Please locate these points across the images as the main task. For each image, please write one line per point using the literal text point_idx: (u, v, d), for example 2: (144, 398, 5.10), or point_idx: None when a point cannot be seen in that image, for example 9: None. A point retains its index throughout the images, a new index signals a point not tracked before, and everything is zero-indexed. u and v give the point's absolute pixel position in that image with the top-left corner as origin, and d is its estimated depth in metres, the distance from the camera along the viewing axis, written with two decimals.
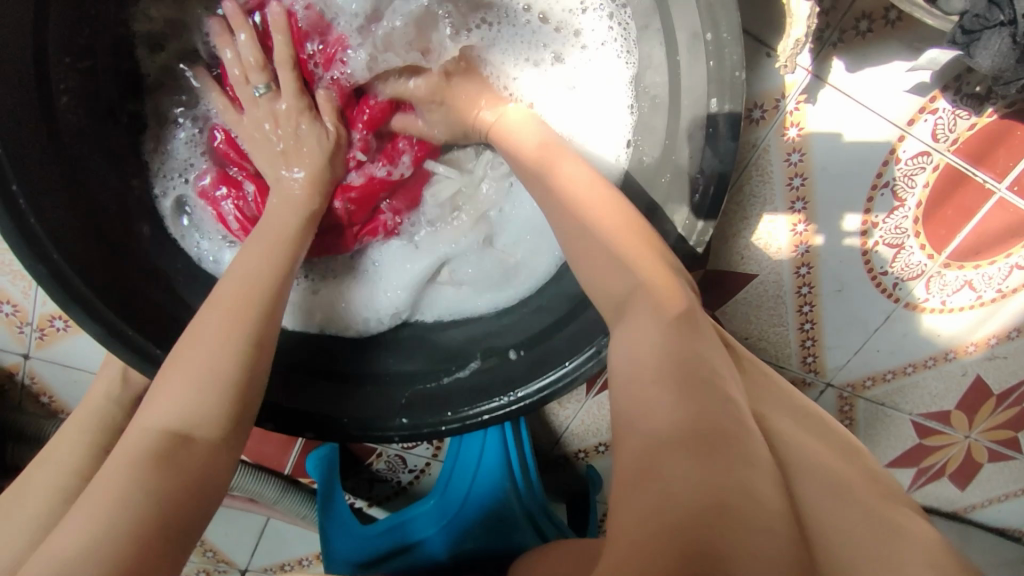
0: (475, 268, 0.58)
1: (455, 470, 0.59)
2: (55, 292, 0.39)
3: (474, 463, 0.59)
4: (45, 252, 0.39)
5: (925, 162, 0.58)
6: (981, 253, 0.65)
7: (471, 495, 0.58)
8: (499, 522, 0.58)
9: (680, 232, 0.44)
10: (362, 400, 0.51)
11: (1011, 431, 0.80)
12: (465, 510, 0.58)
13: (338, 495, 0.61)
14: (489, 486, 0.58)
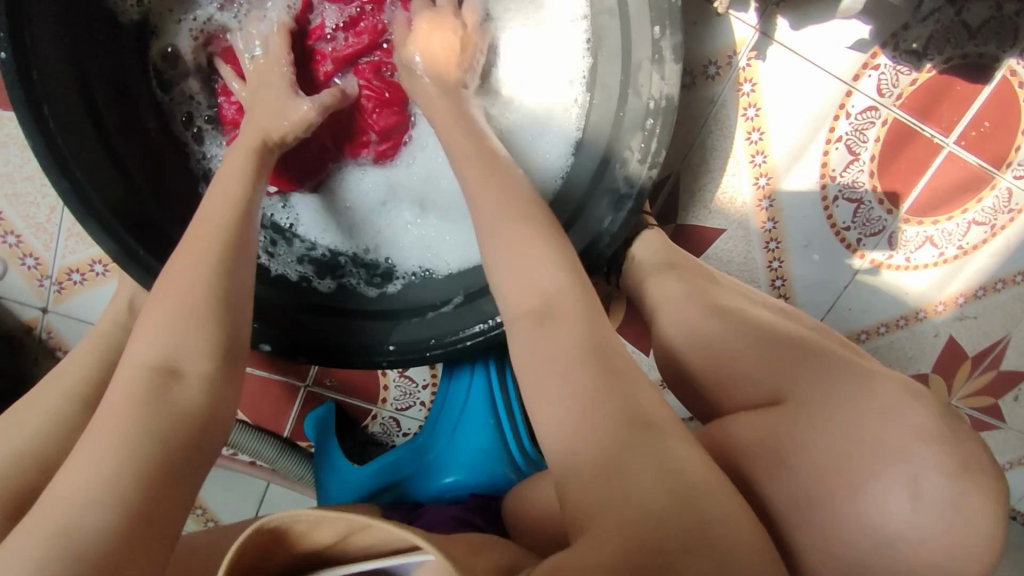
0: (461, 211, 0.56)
1: (443, 410, 0.62)
2: (74, 210, 0.43)
3: (461, 403, 0.61)
4: (70, 172, 0.43)
5: (874, 116, 0.64)
6: (939, 208, 0.69)
7: (461, 428, 0.60)
8: (483, 456, 0.59)
9: (638, 155, 0.48)
10: (349, 334, 0.53)
11: (993, 397, 0.83)
12: (452, 446, 0.60)
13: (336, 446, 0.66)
14: (475, 422, 0.60)
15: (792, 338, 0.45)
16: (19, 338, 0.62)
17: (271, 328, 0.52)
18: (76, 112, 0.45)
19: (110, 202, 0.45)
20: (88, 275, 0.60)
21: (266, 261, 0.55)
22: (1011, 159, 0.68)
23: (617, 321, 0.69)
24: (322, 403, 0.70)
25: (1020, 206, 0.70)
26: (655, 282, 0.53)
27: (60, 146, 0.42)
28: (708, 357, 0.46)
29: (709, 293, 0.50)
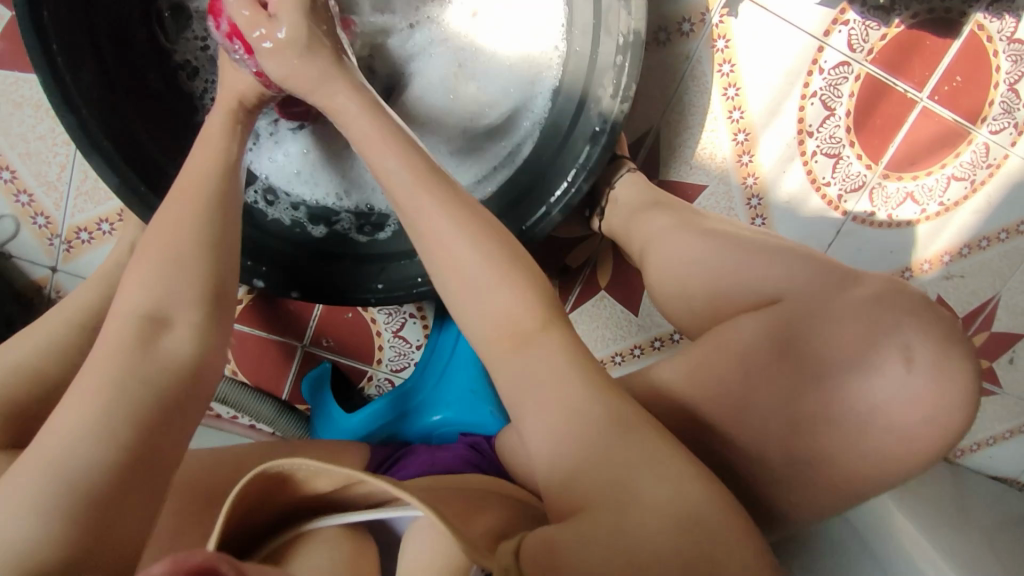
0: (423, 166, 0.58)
1: (431, 356, 0.64)
2: (82, 146, 0.46)
3: (449, 348, 0.63)
4: (76, 108, 0.46)
5: (846, 72, 0.66)
6: (917, 163, 0.71)
7: (449, 371, 0.63)
8: (469, 396, 0.61)
9: (610, 92, 0.51)
10: (340, 276, 0.56)
11: (986, 361, 0.83)
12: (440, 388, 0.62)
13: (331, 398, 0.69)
14: (462, 365, 0.63)
15: (776, 249, 0.46)
16: (29, 298, 0.65)
17: (261, 261, 0.54)
18: (84, 60, 0.48)
19: (116, 144, 0.48)
20: (95, 234, 0.63)
21: (262, 210, 0.58)
22: (986, 114, 0.70)
23: (605, 278, 0.71)
24: (319, 363, 0.72)
25: (998, 161, 0.72)
26: (645, 217, 0.53)
27: (66, 91, 0.45)
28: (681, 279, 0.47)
29: (694, 222, 0.51)
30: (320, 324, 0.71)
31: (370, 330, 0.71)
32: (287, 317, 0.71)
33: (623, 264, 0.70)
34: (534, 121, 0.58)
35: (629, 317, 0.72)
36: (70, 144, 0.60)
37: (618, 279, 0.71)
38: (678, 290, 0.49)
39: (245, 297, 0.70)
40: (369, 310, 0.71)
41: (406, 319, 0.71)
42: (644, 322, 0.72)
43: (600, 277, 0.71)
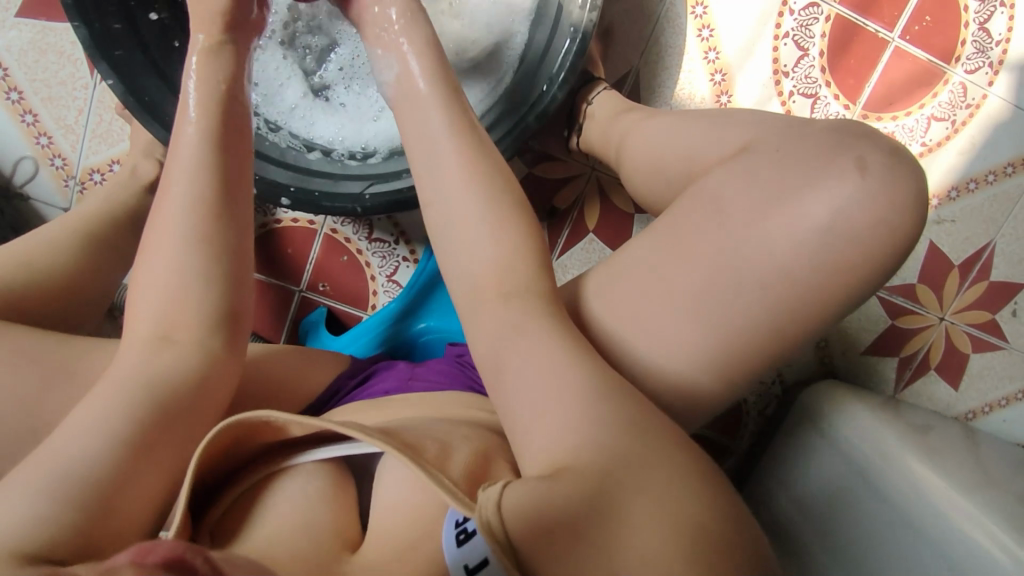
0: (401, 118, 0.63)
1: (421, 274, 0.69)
2: (93, 55, 0.51)
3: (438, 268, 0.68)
4: (89, 21, 0.51)
5: (816, 13, 0.70)
6: (896, 103, 0.72)
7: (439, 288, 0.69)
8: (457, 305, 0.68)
9: (580, 5, 0.56)
10: (328, 187, 0.59)
11: (990, 313, 0.80)
12: (432, 300, 0.68)
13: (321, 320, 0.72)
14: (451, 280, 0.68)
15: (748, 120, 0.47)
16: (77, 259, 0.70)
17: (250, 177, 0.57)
18: None
19: (124, 56, 0.53)
20: (106, 175, 0.67)
21: (263, 136, 0.62)
22: (959, 54, 0.72)
23: (593, 221, 0.72)
24: (316, 308, 0.74)
25: (978, 101, 0.73)
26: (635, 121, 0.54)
27: (82, 5, 0.50)
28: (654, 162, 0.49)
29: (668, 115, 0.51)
30: (317, 269, 0.73)
31: (364, 275, 0.73)
32: (286, 262, 0.73)
33: (608, 207, 0.72)
34: (514, 52, 0.63)
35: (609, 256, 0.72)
36: (88, 88, 0.66)
37: (606, 222, 0.72)
38: (659, 175, 0.49)
39: None
40: (363, 253, 0.73)
41: (399, 263, 0.73)
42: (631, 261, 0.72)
43: (587, 218, 0.72)
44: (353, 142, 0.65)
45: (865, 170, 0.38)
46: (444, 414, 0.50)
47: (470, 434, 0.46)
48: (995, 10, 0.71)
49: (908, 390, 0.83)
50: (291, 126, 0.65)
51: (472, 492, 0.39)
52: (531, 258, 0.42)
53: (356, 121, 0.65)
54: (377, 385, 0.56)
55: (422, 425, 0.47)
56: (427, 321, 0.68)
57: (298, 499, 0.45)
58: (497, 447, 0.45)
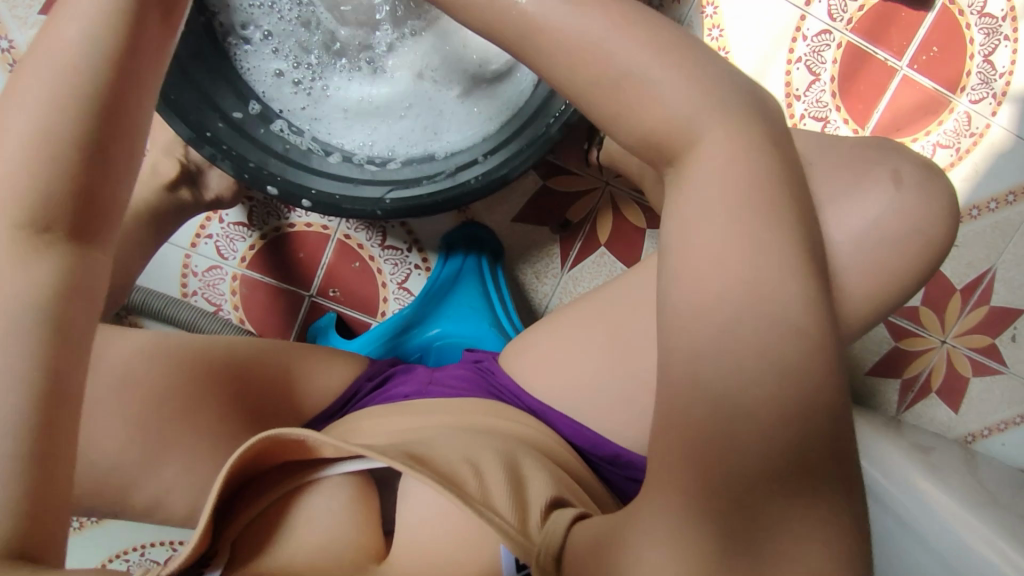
0: (428, 126, 0.65)
1: (438, 281, 0.69)
2: None
3: (453, 275, 0.69)
4: None
5: (828, 39, 0.72)
6: (902, 129, 0.74)
7: (454, 294, 0.69)
8: (472, 310, 0.68)
9: None
10: (349, 191, 0.59)
11: (990, 337, 0.82)
12: (447, 305, 0.68)
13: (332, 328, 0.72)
14: (467, 286, 0.69)
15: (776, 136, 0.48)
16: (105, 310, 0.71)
17: (273, 179, 0.57)
18: None
19: None
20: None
21: (284, 138, 0.63)
22: (964, 84, 0.74)
23: (605, 235, 0.73)
24: (325, 314, 0.74)
25: (981, 130, 0.75)
26: None
27: None
28: None
29: None
30: (329, 274, 0.73)
31: (376, 282, 0.73)
32: (297, 267, 0.73)
33: (620, 222, 0.73)
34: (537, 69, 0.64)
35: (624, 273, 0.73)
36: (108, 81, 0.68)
37: (618, 237, 0.73)
38: None
39: (257, 243, 0.72)
40: (376, 261, 0.73)
41: (411, 270, 0.73)
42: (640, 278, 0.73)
43: (600, 231, 0.73)
44: (374, 149, 0.65)
45: (899, 189, 0.39)
46: (468, 423, 0.51)
47: (491, 448, 0.46)
48: (999, 43, 0.73)
49: (909, 411, 0.84)
50: (313, 132, 0.65)
51: (525, 521, 0.38)
52: (708, 178, 0.35)
53: (380, 127, 0.66)
54: (396, 389, 0.57)
55: (443, 438, 0.47)
56: (440, 326, 0.68)
57: (325, 516, 0.46)
58: (522, 459, 0.46)
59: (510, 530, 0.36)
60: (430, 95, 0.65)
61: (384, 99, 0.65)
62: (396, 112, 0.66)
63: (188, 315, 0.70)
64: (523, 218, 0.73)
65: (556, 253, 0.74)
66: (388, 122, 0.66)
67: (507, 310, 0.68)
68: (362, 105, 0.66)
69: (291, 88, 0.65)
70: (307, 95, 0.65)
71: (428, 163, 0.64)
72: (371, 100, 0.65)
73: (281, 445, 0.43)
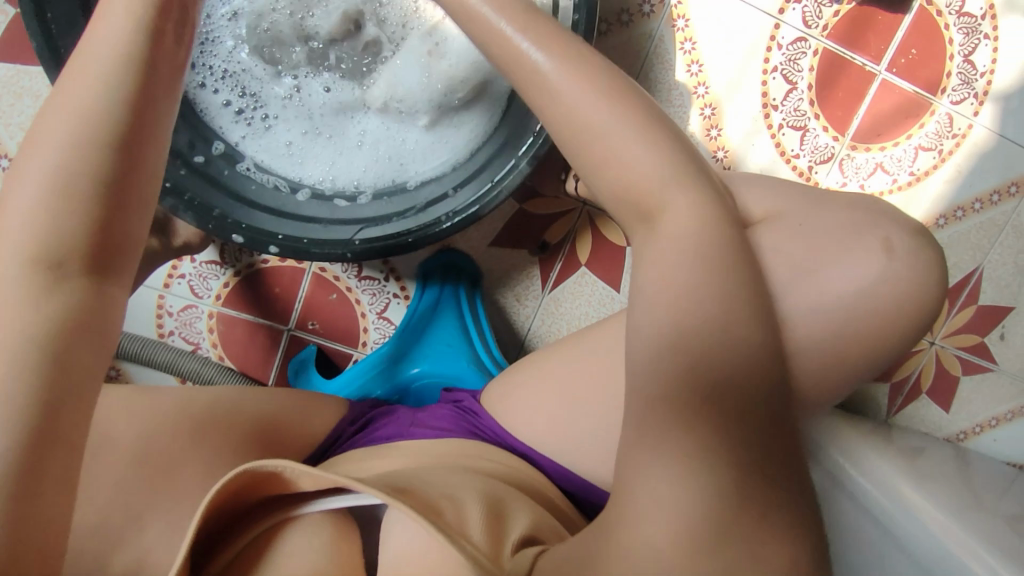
0: (392, 155, 0.64)
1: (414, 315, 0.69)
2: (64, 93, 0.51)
3: (428, 310, 0.69)
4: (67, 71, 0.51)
5: (804, 47, 0.70)
6: (883, 133, 0.73)
7: (430, 330, 0.68)
8: (450, 345, 0.67)
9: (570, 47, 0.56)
10: (318, 233, 0.58)
11: (979, 336, 0.81)
12: (424, 340, 0.68)
13: (311, 368, 0.71)
14: (444, 320, 0.68)
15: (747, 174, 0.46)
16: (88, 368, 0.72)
17: (237, 227, 0.56)
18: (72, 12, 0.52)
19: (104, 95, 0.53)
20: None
21: (248, 178, 0.61)
22: (945, 85, 0.72)
23: (585, 254, 0.72)
24: (306, 347, 0.73)
25: (963, 131, 0.74)
26: None
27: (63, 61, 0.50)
28: None
29: None
30: (307, 306, 0.72)
31: (355, 313, 0.73)
32: (274, 302, 0.72)
33: (600, 240, 0.71)
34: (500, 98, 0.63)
35: (606, 291, 0.72)
36: None
37: (597, 257, 0.72)
38: None
39: (232, 279, 0.71)
40: (353, 292, 0.72)
41: (390, 299, 0.73)
42: (614, 297, 0.72)
43: (579, 251, 0.72)
44: (339, 183, 0.64)
45: (878, 236, 0.39)
46: (451, 461, 0.51)
47: (472, 485, 0.47)
48: (979, 42, 0.71)
49: (900, 412, 0.84)
50: (276, 168, 0.63)
51: (497, 554, 0.39)
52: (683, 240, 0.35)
53: (343, 159, 0.64)
54: (377, 435, 0.57)
55: (426, 475, 0.47)
56: (419, 365, 0.67)
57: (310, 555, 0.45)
58: (506, 498, 0.46)
59: (481, 558, 0.37)
60: (393, 124, 0.64)
61: (345, 131, 0.64)
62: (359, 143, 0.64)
63: (166, 357, 0.69)
64: (501, 242, 0.72)
65: (536, 275, 0.73)
66: (351, 153, 0.64)
67: (485, 343, 0.68)
68: (322, 136, 0.64)
69: (250, 124, 0.63)
70: (266, 130, 0.63)
71: (396, 196, 0.63)
72: (331, 131, 0.64)
73: (262, 478, 0.44)
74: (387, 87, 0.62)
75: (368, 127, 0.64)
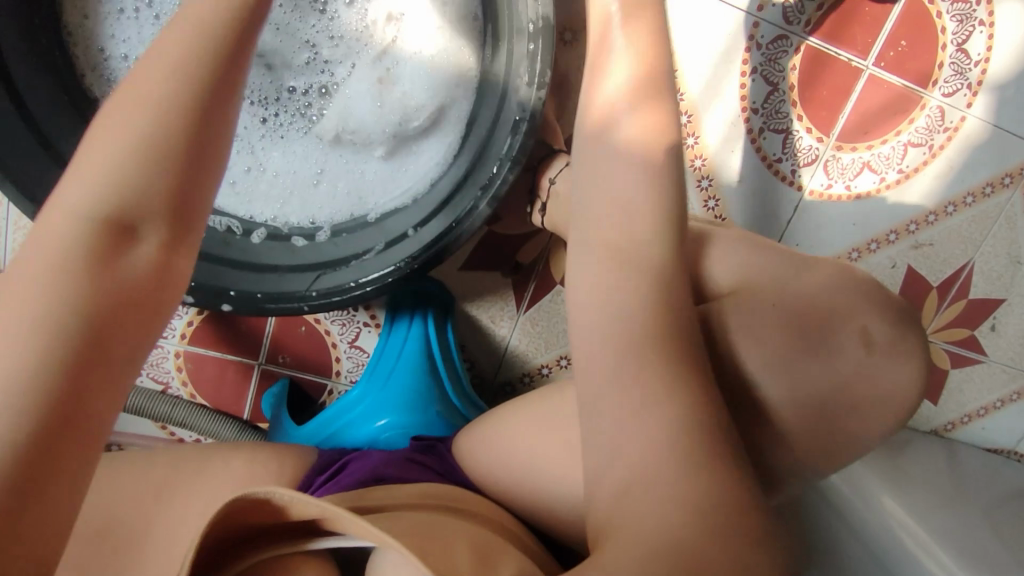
0: (347, 186, 0.61)
1: (382, 357, 0.66)
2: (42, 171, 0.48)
3: (397, 351, 0.66)
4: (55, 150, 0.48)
5: (785, 45, 0.66)
6: (870, 131, 0.69)
7: (394, 376, 0.65)
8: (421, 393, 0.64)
9: (526, 80, 0.51)
10: (272, 285, 0.55)
11: (969, 330, 0.78)
12: (392, 386, 0.65)
13: (281, 414, 0.68)
14: (412, 363, 0.65)
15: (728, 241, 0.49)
16: None
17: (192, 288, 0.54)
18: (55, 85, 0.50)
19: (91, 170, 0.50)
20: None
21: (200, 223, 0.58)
22: (936, 77, 0.68)
23: (560, 274, 0.69)
24: (278, 380, 0.71)
25: (955, 124, 0.69)
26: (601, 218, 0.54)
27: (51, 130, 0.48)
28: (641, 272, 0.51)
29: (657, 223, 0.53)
30: (275, 341, 0.70)
31: (326, 344, 0.71)
32: (242, 336, 0.70)
33: None
34: (460, 124, 0.59)
35: None
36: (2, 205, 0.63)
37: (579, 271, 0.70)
38: None
39: (196, 318, 0.69)
40: (323, 322, 0.70)
41: (361, 328, 0.71)
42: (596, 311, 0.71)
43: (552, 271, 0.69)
44: (295, 217, 0.61)
45: (856, 329, 0.43)
46: (432, 501, 0.50)
47: (457, 535, 0.45)
48: (974, 29, 0.66)
49: None
50: (226, 208, 0.60)
51: None
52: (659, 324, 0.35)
53: (298, 192, 0.61)
54: (348, 475, 0.54)
55: (411, 524, 0.45)
56: (389, 416, 0.62)
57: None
58: (490, 548, 0.44)
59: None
60: (347, 154, 0.61)
61: (298, 164, 0.61)
62: (313, 175, 0.61)
63: (134, 401, 0.67)
64: (471, 266, 0.69)
65: (510, 297, 0.70)
66: (305, 186, 0.61)
67: (454, 385, 0.67)
68: (273, 170, 0.61)
69: None
70: None
71: (355, 232, 0.60)
72: (284, 165, 0.61)
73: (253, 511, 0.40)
74: (337, 117, 0.59)
75: (321, 158, 0.61)
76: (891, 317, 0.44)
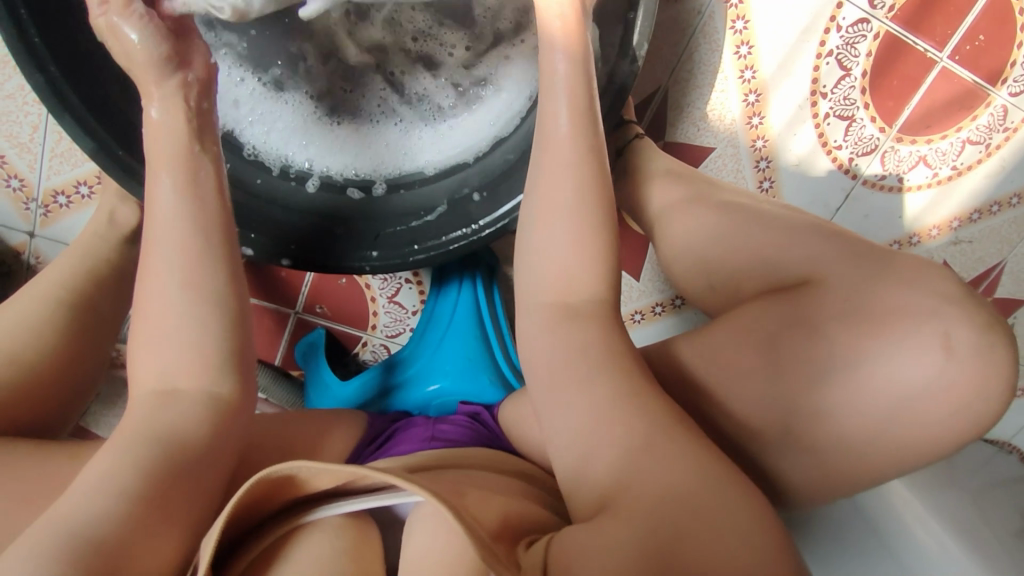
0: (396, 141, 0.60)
1: (433, 317, 0.67)
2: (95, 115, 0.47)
3: (448, 314, 0.66)
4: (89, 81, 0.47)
5: (865, 29, 0.64)
6: (933, 125, 0.68)
7: (446, 339, 0.65)
8: (469, 360, 0.64)
9: (620, 50, 0.49)
10: (336, 240, 0.55)
11: None
12: (441, 350, 0.65)
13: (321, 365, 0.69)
14: (463, 327, 0.65)
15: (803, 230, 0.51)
16: None
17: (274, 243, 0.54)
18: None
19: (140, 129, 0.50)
20: (94, 188, 0.65)
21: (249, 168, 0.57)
22: (1007, 75, 0.66)
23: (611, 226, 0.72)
24: (314, 330, 0.71)
25: (1016, 124, 0.68)
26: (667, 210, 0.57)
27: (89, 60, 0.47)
28: (709, 258, 0.54)
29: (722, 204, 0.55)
30: (313, 292, 0.69)
31: (364, 298, 0.69)
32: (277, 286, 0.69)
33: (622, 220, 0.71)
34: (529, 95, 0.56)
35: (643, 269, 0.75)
36: (38, 127, 0.63)
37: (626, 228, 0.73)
38: (700, 269, 0.54)
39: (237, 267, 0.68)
40: (363, 278, 0.68)
41: (402, 284, 0.69)
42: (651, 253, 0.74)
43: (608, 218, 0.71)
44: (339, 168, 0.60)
45: (937, 335, 0.41)
46: (482, 465, 0.48)
47: (507, 497, 0.43)
48: None
49: None
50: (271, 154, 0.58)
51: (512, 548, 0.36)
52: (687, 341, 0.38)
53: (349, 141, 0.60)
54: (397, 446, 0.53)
55: (459, 486, 0.42)
56: (439, 383, 0.63)
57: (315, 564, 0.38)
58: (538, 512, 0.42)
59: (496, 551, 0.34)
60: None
61: None
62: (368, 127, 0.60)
63: None
64: None
65: None
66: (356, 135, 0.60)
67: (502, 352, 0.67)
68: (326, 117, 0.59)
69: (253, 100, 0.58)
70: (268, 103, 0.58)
71: (415, 191, 0.58)
72: None
73: (293, 481, 0.38)
74: None
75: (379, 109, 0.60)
76: (974, 333, 0.41)
